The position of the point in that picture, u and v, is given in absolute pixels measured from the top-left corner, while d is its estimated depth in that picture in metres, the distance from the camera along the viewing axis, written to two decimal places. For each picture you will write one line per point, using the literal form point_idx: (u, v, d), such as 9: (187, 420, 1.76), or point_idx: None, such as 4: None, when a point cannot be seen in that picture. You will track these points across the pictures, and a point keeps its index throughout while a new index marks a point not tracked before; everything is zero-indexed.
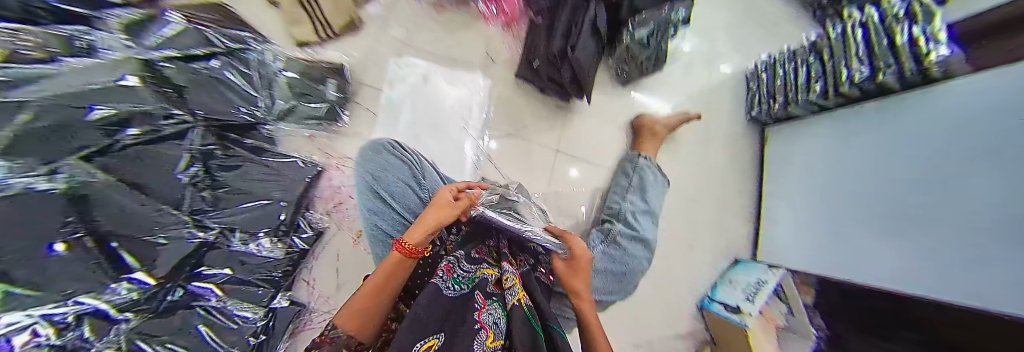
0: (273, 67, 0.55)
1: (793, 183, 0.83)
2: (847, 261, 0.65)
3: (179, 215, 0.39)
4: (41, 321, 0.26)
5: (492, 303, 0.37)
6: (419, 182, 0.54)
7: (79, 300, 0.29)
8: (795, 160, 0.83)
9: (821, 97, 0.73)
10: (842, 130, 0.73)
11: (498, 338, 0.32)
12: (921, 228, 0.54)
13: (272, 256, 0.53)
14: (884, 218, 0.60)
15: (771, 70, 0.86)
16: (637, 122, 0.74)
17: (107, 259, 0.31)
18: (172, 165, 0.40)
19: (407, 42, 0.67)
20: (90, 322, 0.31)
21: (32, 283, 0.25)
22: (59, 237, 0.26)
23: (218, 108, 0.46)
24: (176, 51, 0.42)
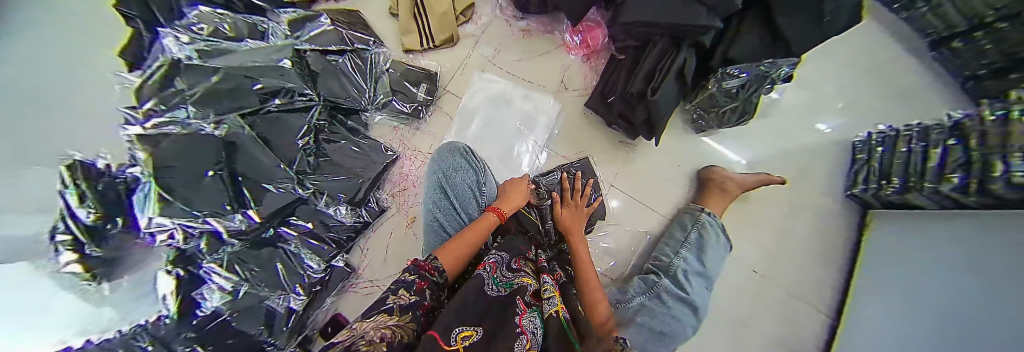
0: (381, 67, 0.66)
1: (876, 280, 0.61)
2: None
3: (286, 171, 0.53)
4: (179, 228, 0.44)
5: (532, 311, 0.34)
6: (481, 189, 0.58)
7: (206, 219, 0.45)
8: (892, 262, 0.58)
9: (962, 193, 0.44)
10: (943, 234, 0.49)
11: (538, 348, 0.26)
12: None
13: (344, 220, 0.61)
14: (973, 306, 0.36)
15: (891, 145, 0.61)
16: (707, 174, 0.67)
17: (235, 194, 0.47)
18: (296, 132, 0.56)
19: (492, 60, 0.72)
20: (206, 237, 0.48)
21: (181, 197, 0.41)
22: (212, 168, 0.45)
23: (337, 91, 0.61)
24: (320, 46, 0.60)
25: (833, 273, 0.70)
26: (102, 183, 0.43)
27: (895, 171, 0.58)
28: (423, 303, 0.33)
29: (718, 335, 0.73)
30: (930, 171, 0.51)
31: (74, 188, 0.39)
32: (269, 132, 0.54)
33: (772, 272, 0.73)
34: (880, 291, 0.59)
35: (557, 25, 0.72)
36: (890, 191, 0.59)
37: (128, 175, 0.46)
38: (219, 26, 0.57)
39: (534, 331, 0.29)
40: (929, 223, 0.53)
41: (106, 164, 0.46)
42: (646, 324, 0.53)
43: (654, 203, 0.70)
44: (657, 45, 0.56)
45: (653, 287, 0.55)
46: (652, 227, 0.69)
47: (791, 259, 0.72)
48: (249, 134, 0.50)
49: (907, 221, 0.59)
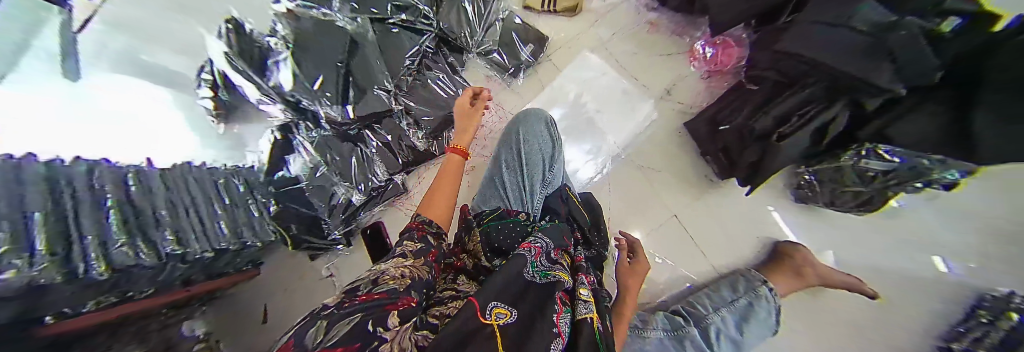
0: (497, 15, 0.65)
1: None
2: None
3: (387, 82, 0.57)
4: (292, 101, 0.52)
5: (567, 314, 0.32)
6: (551, 163, 0.57)
7: (314, 100, 0.52)
8: None
9: None
10: None
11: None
12: None
13: (416, 144, 0.64)
14: None
15: None
16: (788, 250, 0.60)
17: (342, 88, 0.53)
18: (408, 50, 0.59)
19: (604, 44, 0.68)
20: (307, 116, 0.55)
21: (305, 77, 0.49)
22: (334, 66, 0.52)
23: (452, 23, 0.62)
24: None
25: None
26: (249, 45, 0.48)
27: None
28: (432, 250, 0.37)
29: None
30: None
31: (225, 37, 0.46)
32: (385, 43, 0.58)
33: None
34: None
35: (691, 31, 0.65)
36: None
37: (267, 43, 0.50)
38: None
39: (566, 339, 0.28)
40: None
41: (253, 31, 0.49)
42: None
43: (711, 251, 0.65)
44: (806, 91, 0.47)
45: (679, 330, 0.53)
46: (701, 275, 0.64)
47: None
48: (371, 40, 0.55)
49: None
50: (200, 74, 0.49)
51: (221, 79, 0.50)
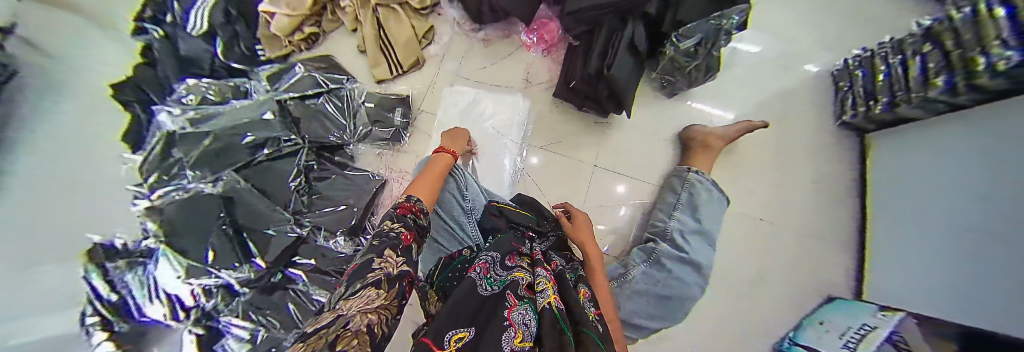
0: (358, 101, 0.69)
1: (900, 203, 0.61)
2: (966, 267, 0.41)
3: (285, 214, 0.57)
4: (197, 286, 0.51)
5: (525, 305, 0.36)
6: (463, 194, 0.60)
7: (217, 273, 0.52)
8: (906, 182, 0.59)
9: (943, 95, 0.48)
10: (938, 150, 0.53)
11: (528, 339, 0.28)
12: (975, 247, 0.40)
13: (343, 251, 0.60)
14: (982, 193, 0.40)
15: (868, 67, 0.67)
16: (690, 135, 0.68)
17: (239, 244, 0.54)
18: (287, 175, 0.60)
19: (459, 74, 0.76)
20: (220, 291, 0.53)
21: (193, 257, 0.50)
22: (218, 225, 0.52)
23: (318, 132, 0.64)
24: (298, 93, 0.65)
25: (830, 208, 0.73)
26: (126, 259, 0.50)
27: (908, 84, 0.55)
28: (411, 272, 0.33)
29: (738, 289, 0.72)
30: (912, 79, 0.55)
31: (95, 269, 0.46)
32: (261, 181, 0.58)
33: (771, 217, 0.74)
34: (901, 214, 0.58)
35: (514, 29, 0.76)
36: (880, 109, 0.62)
37: (144, 247, 0.52)
38: (205, 93, 0.63)
39: (526, 324, 0.31)
40: (931, 131, 0.55)
41: (123, 243, 0.51)
42: (651, 293, 0.53)
43: (640, 174, 0.71)
44: (606, 25, 0.59)
45: (651, 254, 0.55)
46: (648, 198, 0.69)
47: (790, 200, 0.74)
48: (246, 187, 0.56)
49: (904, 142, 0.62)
50: (101, 295, 0.46)
51: (137, 287, 0.49)
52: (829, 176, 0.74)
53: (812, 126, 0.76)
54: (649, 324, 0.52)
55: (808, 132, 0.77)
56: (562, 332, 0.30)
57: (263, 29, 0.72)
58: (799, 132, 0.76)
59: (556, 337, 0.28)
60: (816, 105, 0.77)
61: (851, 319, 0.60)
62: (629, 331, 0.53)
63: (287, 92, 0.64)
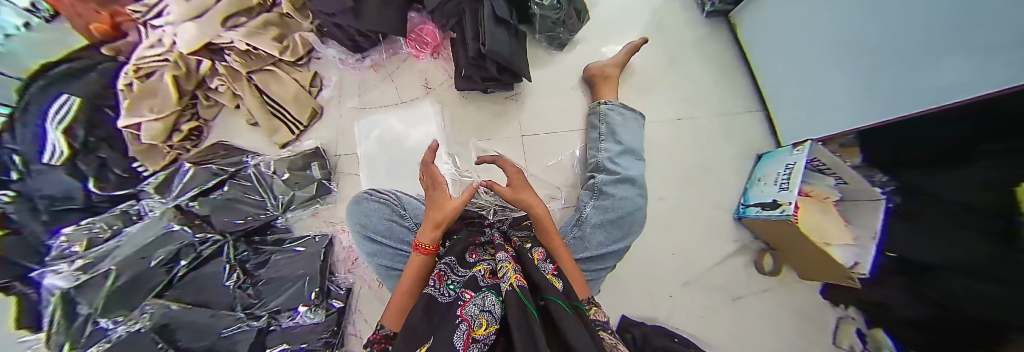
0: (267, 173, 0.65)
1: (784, 53, 0.69)
2: (878, 70, 0.46)
3: (235, 314, 0.53)
4: None
5: (485, 295, 0.37)
6: (402, 214, 0.58)
7: None
8: (782, 34, 0.67)
9: None
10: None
11: (492, 324, 0.31)
12: (880, 52, 0.44)
13: (315, 321, 0.57)
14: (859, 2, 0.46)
15: None
16: (588, 74, 0.73)
17: None
18: (219, 276, 0.55)
19: (363, 106, 0.75)
20: None
21: None
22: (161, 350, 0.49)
23: (238, 221, 0.60)
24: (196, 190, 0.60)
25: (725, 84, 0.83)
26: None
27: None
28: None
29: (689, 185, 0.78)
30: None
31: None
32: (194, 294, 0.54)
33: (689, 113, 0.81)
34: (795, 60, 0.66)
35: (396, 45, 0.77)
36: None
37: None
38: (92, 233, 0.56)
39: (485, 316, 0.32)
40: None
41: None
42: (606, 222, 0.56)
43: (564, 125, 0.75)
44: (467, 9, 0.62)
45: (592, 188, 0.59)
46: (579, 143, 0.74)
47: (697, 92, 0.82)
48: (181, 309, 0.51)
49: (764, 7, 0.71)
50: None
51: None
52: (717, 60, 0.84)
53: (685, 25, 0.85)
54: (616, 248, 0.55)
55: (685, 31, 0.85)
56: (524, 309, 0.31)
57: (134, 145, 0.65)
58: (678, 35, 0.85)
59: (518, 319, 0.30)
60: (682, 7, 0.86)
61: (778, 163, 0.69)
62: (603, 263, 0.55)
63: (187, 191, 0.59)
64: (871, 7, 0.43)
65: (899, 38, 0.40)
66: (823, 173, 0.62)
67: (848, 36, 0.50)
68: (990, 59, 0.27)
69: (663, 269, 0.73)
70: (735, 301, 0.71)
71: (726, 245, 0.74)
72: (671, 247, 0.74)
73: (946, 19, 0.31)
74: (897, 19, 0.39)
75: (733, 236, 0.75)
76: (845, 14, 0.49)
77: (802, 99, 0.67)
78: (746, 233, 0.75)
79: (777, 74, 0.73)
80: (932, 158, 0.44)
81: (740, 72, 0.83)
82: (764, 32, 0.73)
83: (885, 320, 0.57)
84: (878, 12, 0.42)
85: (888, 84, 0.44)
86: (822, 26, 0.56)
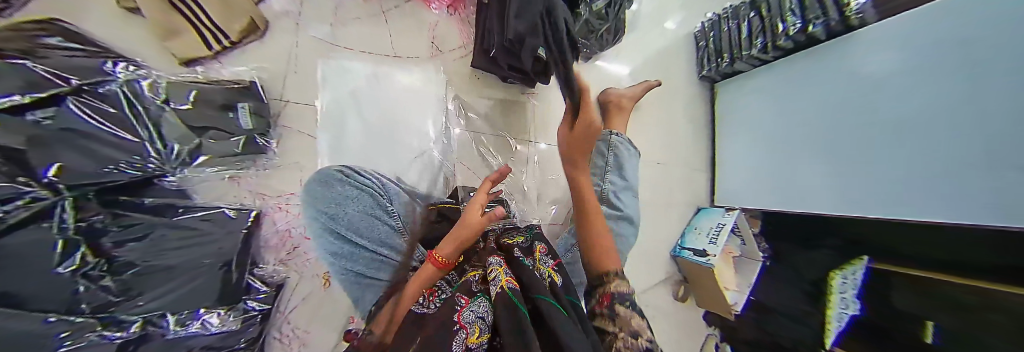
0: (155, 100, 0.41)
1: (748, 131, 0.85)
2: (870, 166, 0.57)
3: (78, 319, 0.31)
4: None
5: (478, 299, 0.31)
6: (387, 209, 0.45)
7: None
8: (753, 117, 0.83)
9: (762, 52, 0.75)
10: (775, 82, 0.78)
11: (483, 331, 0.26)
12: (876, 147, 0.56)
13: (225, 329, 0.44)
14: (857, 104, 0.59)
15: (715, 29, 0.87)
16: (605, 98, 0.72)
17: None
18: (52, 262, 0.30)
19: (337, 42, 0.56)
20: None
21: None
22: None
23: (66, 165, 0.31)
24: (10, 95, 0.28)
25: (696, 140, 0.96)
26: None
27: (755, 43, 0.75)
28: None
29: (650, 219, 0.89)
30: (745, 40, 0.78)
31: None
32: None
33: (666, 159, 0.91)
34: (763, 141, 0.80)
35: None
36: (724, 65, 0.85)
37: None
38: None
39: (476, 321, 0.27)
40: (750, 75, 0.84)
41: None
42: None
43: None
44: None
45: None
46: None
47: (677, 142, 0.93)
48: None
49: (744, 89, 0.86)
50: None
51: None
52: (696, 118, 0.96)
53: (684, 77, 0.94)
54: None
55: (682, 83, 0.94)
56: (517, 312, 0.25)
57: None
58: (677, 85, 0.93)
59: (511, 325, 0.24)
60: (685, 61, 0.95)
61: (712, 221, 0.86)
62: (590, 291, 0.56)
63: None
64: (875, 112, 0.56)
65: (918, 133, 0.50)
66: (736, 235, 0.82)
67: (800, 129, 0.71)
68: (978, 143, 0.42)
69: None
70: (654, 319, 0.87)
71: (661, 275, 0.90)
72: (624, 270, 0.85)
73: (927, 124, 0.49)
74: (914, 113, 0.50)
75: (666, 268, 0.91)
76: (835, 112, 0.64)
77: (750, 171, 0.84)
78: (675, 267, 0.92)
79: (734, 144, 0.90)
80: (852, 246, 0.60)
81: (707, 134, 0.98)
82: (734, 110, 0.90)
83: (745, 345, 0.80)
84: (884, 115, 0.55)
85: (885, 179, 0.55)
86: (771, 119, 0.78)
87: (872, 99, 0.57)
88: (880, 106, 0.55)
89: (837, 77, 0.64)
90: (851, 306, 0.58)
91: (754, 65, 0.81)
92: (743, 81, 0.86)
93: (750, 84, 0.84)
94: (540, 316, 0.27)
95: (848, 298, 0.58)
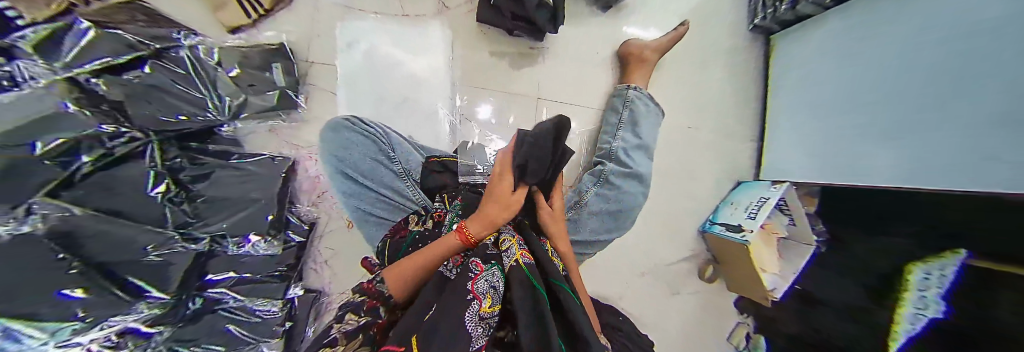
0: (209, 63, 0.49)
1: (808, 89, 0.71)
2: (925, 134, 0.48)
3: (166, 231, 0.42)
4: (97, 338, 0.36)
5: (494, 271, 0.27)
6: (389, 156, 0.50)
7: (131, 325, 0.39)
8: (811, 72, 0.71)
9: None
10: (842, 37, 0.63)
11: (496, 303, 0.24)
12: (939, 118, 0.46)
13: (271, 253, 0.54)
14: (926, 64, 0.48)
15: None
16: (626, 50, 0.68)
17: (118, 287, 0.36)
18: (144, 185, 0.40)
19: (352, 4, 0.60)
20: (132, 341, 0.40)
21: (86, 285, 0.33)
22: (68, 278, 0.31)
23: (167, 118, 0.43)
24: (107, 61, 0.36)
25: (739, 102, 0.83)
26: None
27: None
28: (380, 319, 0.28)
29: (675, 189, 0.82)
30: None
31: None
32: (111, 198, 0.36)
33: (700, 125, 0.81)
34: (822, 100, 0.67)
35: None
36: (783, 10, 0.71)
37: None
38: None
39: (491, 292, 0.24)
40: (810, 28, 0.71)
41: None
42: (604, 210, 0.54)
43: (583, 100, 0.71)
44: None
45: (602, 175, 0.58)
46: (594, 125, 0.72)
47: (716, 104, 0.82)
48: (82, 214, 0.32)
49: (804, 38, 0.73)
50: None
51: None
52: (741, 76, 0.83)
53: (728, 26, 0.81)
54: (607, 238, 0.54)
55: (726, 34, 0.81)
56: (534, 292, 0.23)
57: None
58: (720, 36, 0.81)
59: (528, 306, 0.21)
60: (733, 7, 0.81)
61: (753, 195, 0.75)
62: (591, 249, 0.53)
63: (97, 59, 0.35)
64: (950, 73, 0.44)
65: (980, 102, 0.40)
66: (782, 212, 0.71)
67: (854, 94, 0.60)
68: None
69: (628, 259, 0.80)
70: (673, 295, 0.82)
71: (685, 250, 0.83)
72: (641, 241, 0.80)
73: (982, 87, 0.40)
74: (978, 78, 0.40)
75: (692, 244, 0.84)
76: (900, 70, 0.52)
77: (810, 136, 0.71)
78: (703, 243, 0.84)
79: (789, 104, 0.77)
80: (898, 218, 0.52)
81: (755, 94, 0.84)
82: (789, 64, 0.77)
83: (783, 337, 0.70)
84: (953, 78, 0.44)
85: (941, 150, 0.46)
86: (828, 85, 0.66)
87: (944, 57, 0.45)
88: (952, 63, 0.44)
89: (909, 26, 0.51)
90: (932, 308, 0.44)
91: (825, 6, 0.65)
92: (805, 32, 0.72)
93: (815, 33, 0.70)
94: (556, 300, 0.26)
95: (930, 298, 0.44)
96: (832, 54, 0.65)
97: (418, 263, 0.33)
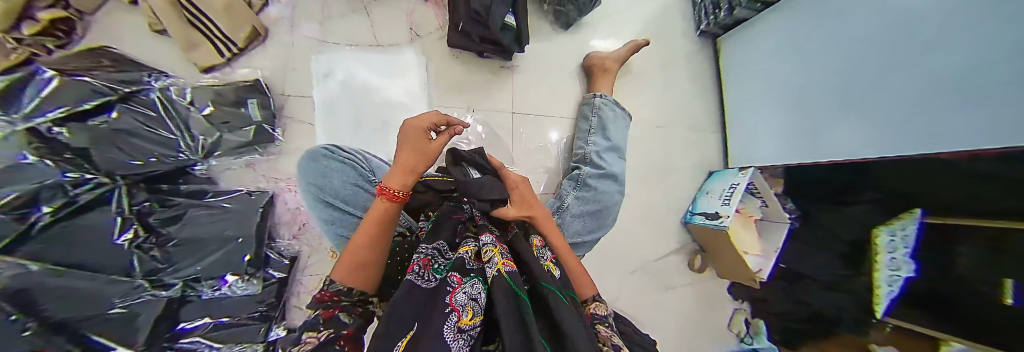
0: (179, 103, 0.49)
1: (756, 82, 0.79)
2: (871, 104, 0.51)
3: (129, 280, 0.41)
4: None
5: (474, 281, 0.26)
6: (370, 180, 0.51)
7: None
8: (758, 65, 0.78)
9: None
10: (788, 28, 0.69)
11: (477, 315, 0.22)
12: (882, 87, 0.49)
13: (248, 293, 0.51)
14: (871, 38, 0.51)
15: None
16: (589, 62, 0.73)
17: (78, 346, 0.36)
18: (109, 231, 0.40)
19: (326, 39, 0.62)
20: None
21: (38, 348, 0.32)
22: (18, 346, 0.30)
23: (135, 162, 0.44)
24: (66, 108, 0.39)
25: (699, 100, 0.91)
26: None
27: None
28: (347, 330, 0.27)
29: (654, 185, 0.85)
30: None
31: None
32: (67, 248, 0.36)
33: (667, 122, 0.87)
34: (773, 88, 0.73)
35: None
36: (723, 16, 0.80)
37: None
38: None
39: (472, 304, 0.23)
40: (750, 27, 0.79)
41: None
42: (584, 212, 0.57)
43: (557, 110, 0.76)
44: None
45: (578, 178, 0.61)
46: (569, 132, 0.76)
47: (679, 103, 0.88)
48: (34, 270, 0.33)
49: (745, 37, 0.81)
50: None
51: None
52: (698, 76, 0.91)
53: (679, 34, 0.89)
54: (591, 238, 0.56)
55: (679, 40, 0.90)
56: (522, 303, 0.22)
57: None
58: (673, 42, 0.89)
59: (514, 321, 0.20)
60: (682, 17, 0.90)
61: (725, 182, 0.80)
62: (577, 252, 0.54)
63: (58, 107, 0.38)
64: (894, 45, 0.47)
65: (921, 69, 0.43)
66: (755, 196, 0.77)
67: (810, 74, 0.64)
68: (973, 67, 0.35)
69: (619, 258, 0.81)
70: (667, 290, 0.84)
71: (671, 243, 0.86)
72: (629, 239, 0.82)
73: (916, 57, 0.43)
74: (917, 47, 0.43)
75: (677, 236, 0.87)
76: (843, 50, 0.56)
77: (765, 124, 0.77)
78: (687, 235, 0.87)
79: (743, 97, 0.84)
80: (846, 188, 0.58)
81: (713, 92, 0.92)
82: (739, 57, 0.84)
83: (777, 318, 0.73)
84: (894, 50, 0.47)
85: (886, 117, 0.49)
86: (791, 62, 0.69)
87: (883, 33, 0.49)
88: (892, 36, 0.47)
89: (844, 11, 0.56)
90: (904, 268, 0.47)
91: (757, 10, 0.74)
92: (747, 31, 0.80)
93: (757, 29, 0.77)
94: (544, 301, 0.25)
95: (899, 258, 0.47)
96: (784, 41, 0.70)
97: (364, 236, 0.32)
